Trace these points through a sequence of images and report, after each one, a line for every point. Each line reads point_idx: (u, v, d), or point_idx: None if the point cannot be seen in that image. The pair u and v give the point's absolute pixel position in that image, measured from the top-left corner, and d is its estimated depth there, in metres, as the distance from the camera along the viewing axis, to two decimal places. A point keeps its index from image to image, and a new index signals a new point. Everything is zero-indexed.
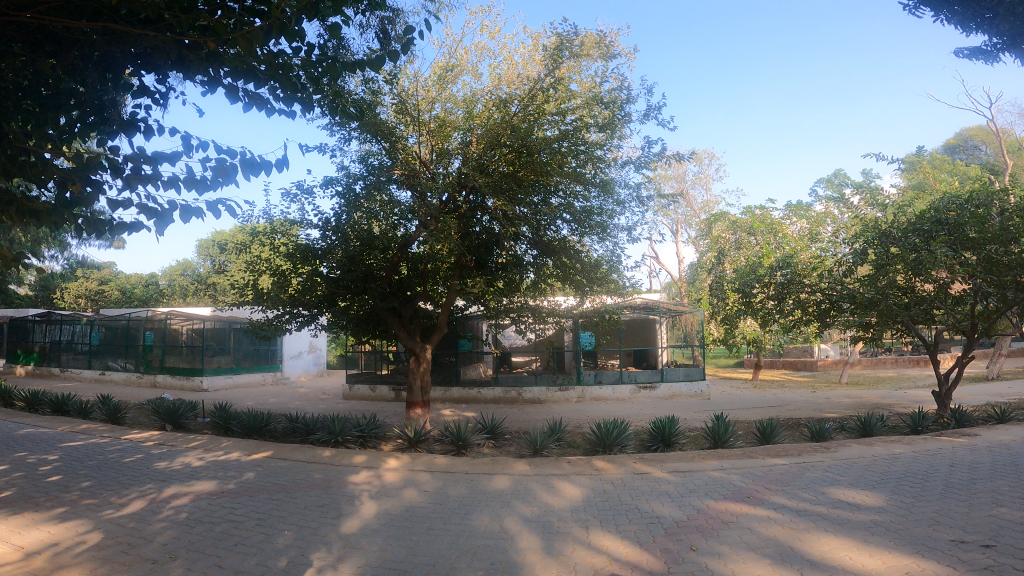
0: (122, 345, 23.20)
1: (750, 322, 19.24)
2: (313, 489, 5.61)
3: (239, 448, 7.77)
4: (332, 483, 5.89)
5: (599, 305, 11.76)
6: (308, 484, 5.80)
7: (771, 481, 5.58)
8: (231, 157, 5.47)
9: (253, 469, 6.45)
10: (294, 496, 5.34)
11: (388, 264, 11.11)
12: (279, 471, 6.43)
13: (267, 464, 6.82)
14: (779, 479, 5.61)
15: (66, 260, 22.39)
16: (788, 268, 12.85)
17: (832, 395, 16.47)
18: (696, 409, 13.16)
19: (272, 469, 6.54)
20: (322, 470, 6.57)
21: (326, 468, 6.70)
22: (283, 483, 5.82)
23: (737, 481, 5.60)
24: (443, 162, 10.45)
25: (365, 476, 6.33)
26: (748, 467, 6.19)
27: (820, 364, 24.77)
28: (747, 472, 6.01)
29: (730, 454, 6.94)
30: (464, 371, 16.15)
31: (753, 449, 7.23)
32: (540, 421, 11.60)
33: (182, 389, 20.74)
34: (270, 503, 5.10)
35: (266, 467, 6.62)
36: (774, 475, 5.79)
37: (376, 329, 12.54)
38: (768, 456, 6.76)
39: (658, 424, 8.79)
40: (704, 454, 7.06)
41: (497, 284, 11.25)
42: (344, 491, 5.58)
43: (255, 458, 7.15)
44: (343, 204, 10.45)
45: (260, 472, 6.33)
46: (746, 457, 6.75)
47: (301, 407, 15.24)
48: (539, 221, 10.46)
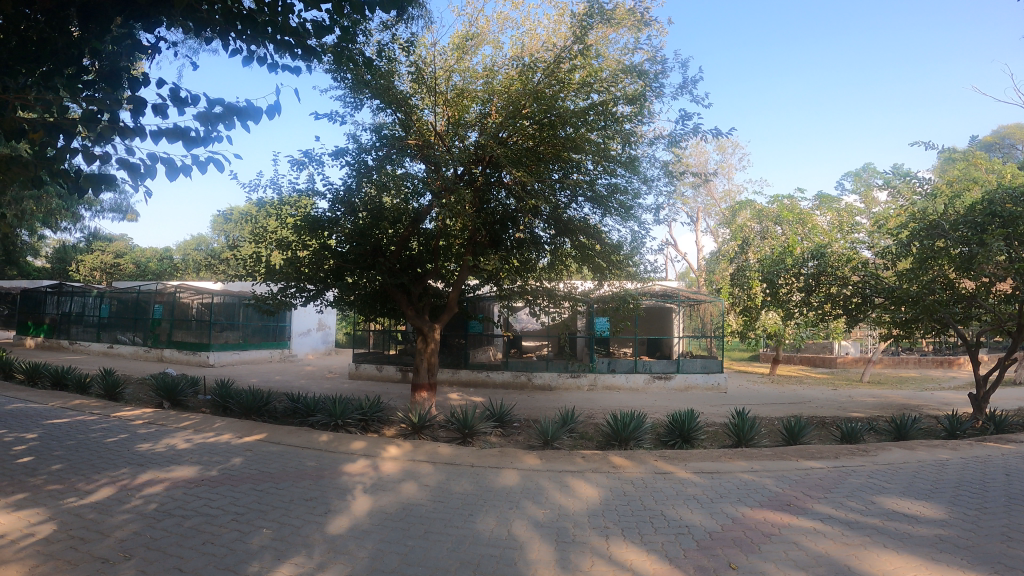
0: (131, 318, 23.10)
1: (772, 315, 18.51)
2: (303, 478, 5.18)
3: (231, 430, 7.41)
4: (325, 471, 5.45)
5: (619, 291, 11.08)
6: (298, 472, 5.37)
7: (810, 487, 5.00)
8: (218, 104, 4.90)
9: (241, 454, 6.03)
10: (280, 486, 4.91)
11: (399, 239, 10.62)
12: (268, 456, 6.03)
13: (258, 448, 6.41)
14: (820, 485, 5.03)
15: (80, 232, 22.28)
16: (819, 258, 12.18)
17: (855, 393, 15.78)
18: (713, 403, 12.64)
19: (261, 454, 6.14)
20: (316, 457, 6.13)
21: (320, 454, 6.27)
22: (271, 471, 5.41)
23: (772, 486, 5.04)
24: (460, 135, 9.88)
25: (362, 465, 5.89)
26: (781, 469, 5.64)
27: (839, 361, 24.00)
28: (781, 475, 5.45)
29: (758, 454, 6.39)
30: (473, 354, 15.70)
31: (783, 449, 6.67)
32: (551, 409, 11.10)
33: (189, 364, 20.58)
34: (254, 496, 4.66)
35: (255, 451, 6.23)
36: (813, 480, 5.22)
37: (382, 306, 12.03)
38: (800, 457, 6.18)
39: (676, 419, 8.32)
40: (729, 453, 6.51)
41: (511, 263, 10.64)
42: (337, 481, 5.13)
43: (245, 441, 6.74)
44: (354, 175, 9.87)
45: (248, 457, 5.93)
46: (776, 457, 6.19)
47: (306, 386, 14.95)
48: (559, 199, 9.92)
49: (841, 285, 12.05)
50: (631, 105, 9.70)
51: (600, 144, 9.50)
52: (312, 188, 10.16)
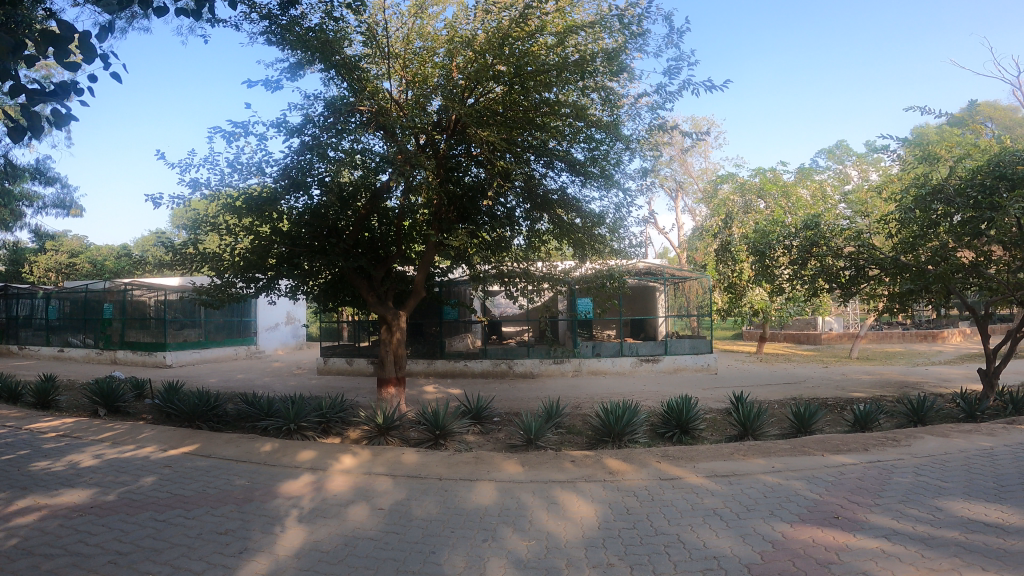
0: (81, 318, 21.51)
1: (760, 291, 17.82)
2: (224, 501, 4.23)
3: (157, 443, 6.43)
4: (255, 492, 4.50)
5: (603, 268, 10.11)
6: (221, 493, 4.44)
7: (852, 492, 4.24)
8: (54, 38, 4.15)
9: (155, 473, 5.06)
10: (191, 515, 3.97)
11: (357, 220, 9.55)
12: (189, 473, 5.07)
13: (181, 464, 5.44)
14: (865, 488, 4.29)
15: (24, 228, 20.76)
16: (812, 229, 11.33)
17: (848, 371, 15.24)
18: (705, 385, 11.96)
19: (182, 471, 5.19)
20: (251, 472, 5.15)
21: (258, 468, 5.33)
22: (188, 493, 4.46)
23: (806, 492, 4.31)
24: (424, 104, 8.71)
25: (307, 481, 4.94)
26: (803, 466, 4.96)
27: (824, 336, 23.64)
28: (811, 476, 4.73)
29: (773, 447, 5.65)
30: (450, 343, 14.68)
31: (798, 440, 5.93)
32: (534, 400, 10.20)
33: (145, 365, 19.22)
34: (151, 528, 3.78)
35: (176, 468, 5.27)
36: (850, 480, 4.48)
37: (340, 296, 10.88)
38: (825, 451, 5.47)
39: (673, 407, 7.62)
40: (741, 448, 5.75)
41: (485, 243, 9.60)
42: (269, 504, 4.19)
43: (168, 456, 5.76)
44: (301, 148, 8.71)
45: (164, 476, 4.99)
46: (797, 453, 5.44)
47: (267, 384, 13.83)
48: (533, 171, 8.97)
49: (833, 256, 11.25)
50: (608, 63, 8.62)
51: (578, 106, 8.54)
52: (254, 169, 8.99)
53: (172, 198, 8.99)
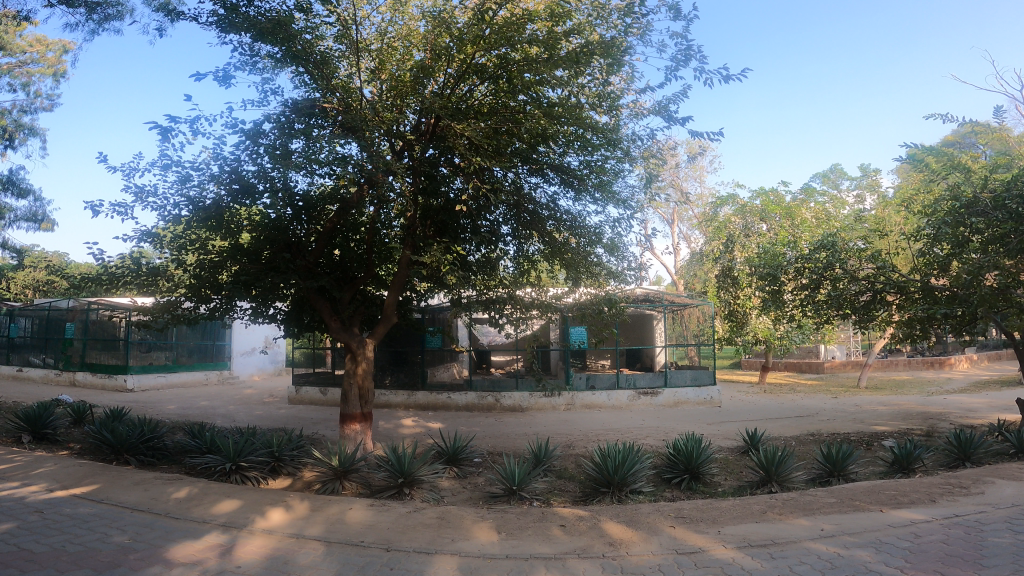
0: (40, 337, 20.13)
1: (764, 318, 16.85)
2: (81, 564, 3.42)
3: (48, 483, 5.42)
4: (129, 555, 3.59)
5: (601, 294, 8.91)
6: (78, 552, 3.61)
7: (944, 562, 3.55)
8: None
9: (9, 523, 4.11)
10: None
11: (321, 236, 8.54)
12: (56, 524, 4.16)
13: (54, 511, 4.46)
14: (957, 556, 3.66)
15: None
16: (829, 248, 10.39)
17: (861, 401, 14.28)
18: (709, 421, 10.91)
19: (51, 519, 4.26)
20: (139, 528, 4.14)
21: (157, 521, 4.33)
22: (40, 550, 3.65)
23: (880, 565, 3.51)
24: (399, 109, 7.96)
25: (209, 543, 3.91)
26: (858, 529, 4.18)
27: (827, 366, 22.65)
28: (878, 541, 3.96)
29: (814, 502, 4.84)
30: (433, 373, 13.52)
31: (841, 491, 5.22)
32: (521, 439, 9.07)
33: (103, 389, 17.88)
34: None
35: (46, 515, 4.35)
36: (934, 545, 3.84)
37: (304, 323, 9.73)
38: (882, 506, 4.72)
39: (681, 448, 6.70)
40: (772, 503, 4.87)
41: (468, 262, 8.57)
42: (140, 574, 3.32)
43: (47, 500, 4.79)
44: (260, 153, 7.76)
45: (24, 524, 4.15)
46: (847, 508, 4.67)
47: (228, 413, 12.61)
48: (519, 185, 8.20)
49: (850, 281, 10.30)
50: (605, 57, 7.69)
51: (573, 108, 7.71)
52: (204, 175, 7.97)
53: (114, 206, 7.98)
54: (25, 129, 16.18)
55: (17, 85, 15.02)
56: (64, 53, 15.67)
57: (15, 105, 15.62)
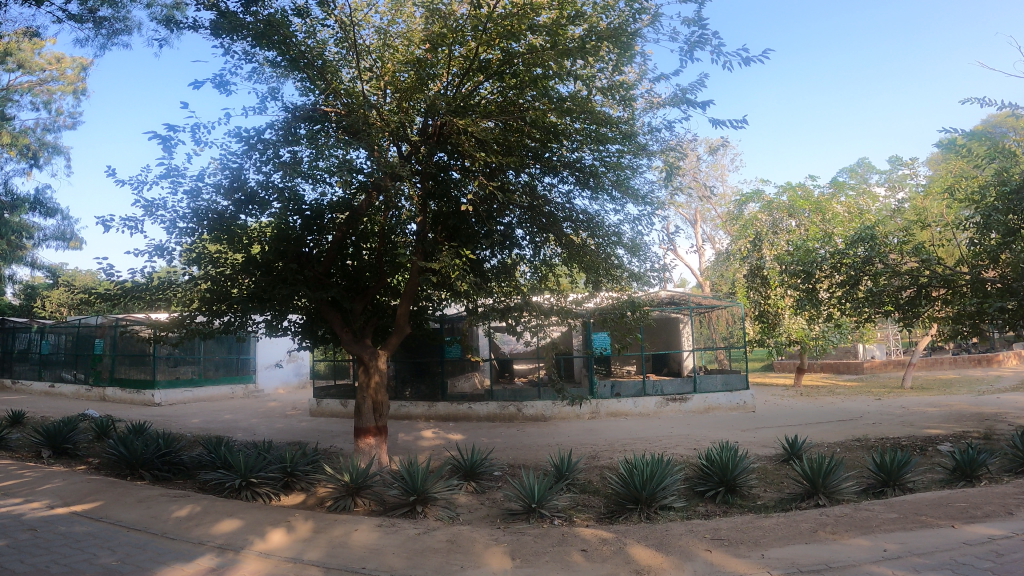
0: (72, 354, 20.53)
1: (798, 318, 16.15)
2: None
3: (51, 501, 5.35)
4: None
5: (623, 298, 8.49)
6: None
7: None
8: None
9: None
10: None
11: (332, 245, 8.34)
12: (47, 543, 4.07)
13: (47, 530, 4.38)
14: None
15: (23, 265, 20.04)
16: (869, 241, 9.81)
17: (907, 403, 13.50)
18: (744, 428, 10.33)
19: (44, 539, 4.17)
20: (129, 549, 3.99)
21: (150, 541, 4.19)
22: (22, 571, 3.58)
23: None
24: (405, 113, 7.75)
25: (200, 567, 3.72)
26: (927, 549, 3.98)
27: (867, 366, 21.65)
28: (953, 562, 3.79)
29: (873, 518, 4.63)
30: (453, 383, 13.20)
31: (902, 504, 5.07)
32: (544, 450, 8.70)
33: (132, 404, 18.10)
34: None
35: (39, 533, 4.28)
36: (1018, 564, 3.71)
37: (319, 336, 9.54)
38: (953, 522, 4.60)
39: (714, 459, 6.27)
40: (823, 521, 4.60)
41: (483, 268, 8.24)
42: None
43: (45, 518, 4.73)
44: (264, 163, 7.64)
45: (15, 543, 4.08)
46: (912, 525, 4.50)
47: (249, 426, 12.53)
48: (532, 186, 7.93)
49: (890, 276, 9.70)
50: (615, 49, 7.39)
51: (585, 104, 7.42)
52: (211, 186, 7.85)
53: (124, 220, 7.93)
54: (48, 147, 16.57)
55: (38, 103, 15.41)
56: (82, 70, 16.12)
57: (38, 124, 16.01)
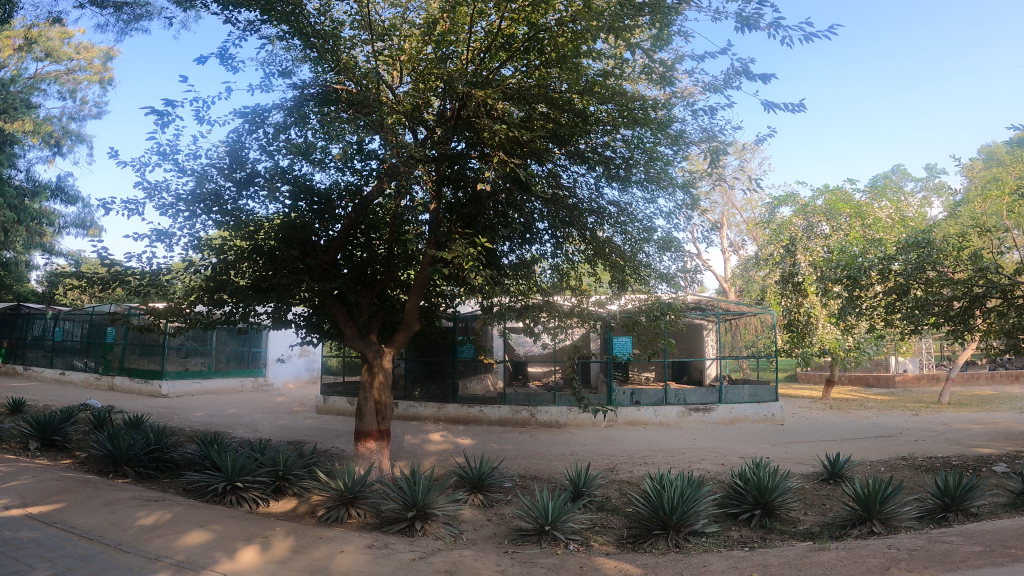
0: (84, 342, 20.40)
1: (831, 327, 15.26)
2: None
3: (10, 501, 5.12)
4: None
5: (649, 301, 7.82)
6: None
7: None
8: None
9: None
10: None
11: (338, 234, 7.75)
12: None
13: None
14: None
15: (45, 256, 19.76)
16: (921, 248, 9.03)
17: (949, 419, 12.59)
18: (774, 441, 9.59)
19: None
20: (68, 562, 3.67)
21: (98, 554, 3.87)
22: None
23: None
24: (423, 94, 7.19)
25: None
26: None
27: (899, 379, 20.59)
28: None
29: (954, 553, 4.05)
30: (464, 385, 12.62)
31: (982, 534, 4.45)
32: (559, 460, 8.06)
33: (140, 394, 17.88)
34: None
35: None
36: None
37: (324, 331, 9.00)
38: None
39: (750, 478, 5.60)
40: (894, 555, 4.06)
41: (500, 264, 7.60)
42: None
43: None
44: (269, 144, 7.15)
45: None
46: (1002, 561, 3.93)
47: (251, 422, 12.15)
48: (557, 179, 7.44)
49: (947, 285, 8.88)
50: (653, 27, 6.79)
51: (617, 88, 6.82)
52: (210, 166, 7.32)
53: (125, 203, 7.50)
54: (72, 135, 16.35)
55: (65, 92, 15.25)
56: (109, 60, 15.96)
57: (63, 113, 15.83)
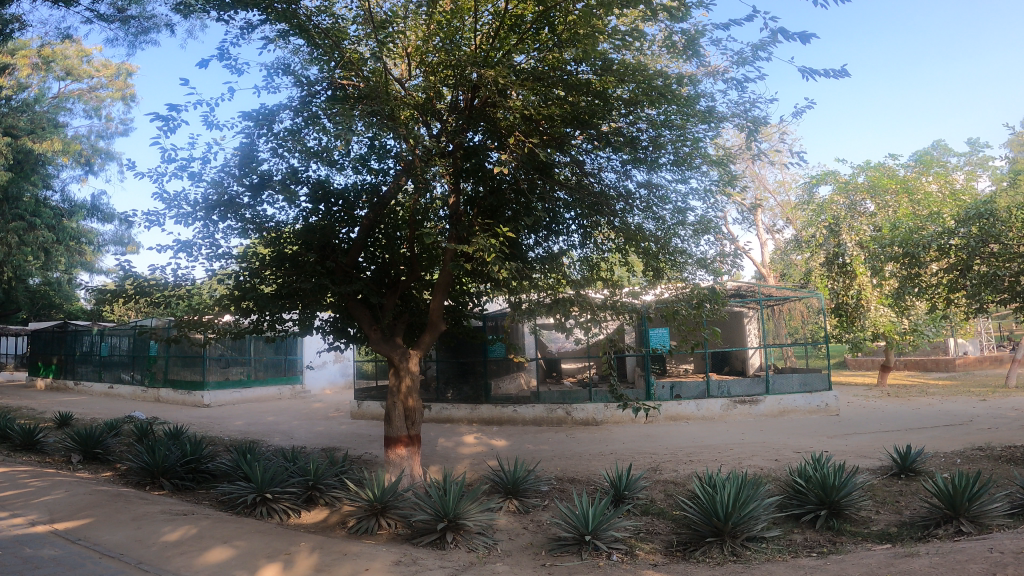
0: (128, 356, 21.02)
1: (883, 310, 14.35)
2: None
3: (40, 517, 5.08)
4: None
5: (685, 290, 7.33)
6: None
7: None
8: None
9: None
10: None
11: (357, 234, 7.53)
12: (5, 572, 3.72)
13: (15, 555, 4.05)
14: None
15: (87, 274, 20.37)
16: (986, 217, 8.24)
17: (1021, 403, 11.61)
18: (829, 433, 8.95)
19: (6, 566, 3.83)
20: None
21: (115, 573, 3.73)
22: None
23: None
24: (434, 85, 6.90)
25: None
26: None
27: (959, 363, 19.31)
28: None
29: None
30: (498, 385, 12.31)
31: None
32: (599, 460, 7.64)
33: (182, 405, 18.26)
34: None
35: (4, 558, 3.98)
36: None
37: (350, 335, 8.81)
38: None
39: (812, 475, 5.11)
40: (998, 560, 3.53)
41: (526, 258, 7.23)
42: None
43: (22, 539, 4.43)
44: (281, 147, 6.97)
45: None
46: None
47: (286, 430, 12.14)
48: (580, 165, 7.06)
49: (1014, 258, 7.95)
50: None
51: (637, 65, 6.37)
52: (222, 172, 7.21)
53: (145, 216, 7.44)
54: (102, 153, 16.77)
55: (89, 109, 15.63)
56: (129, 75, 16.35)
57: (91, 131, 16.20)
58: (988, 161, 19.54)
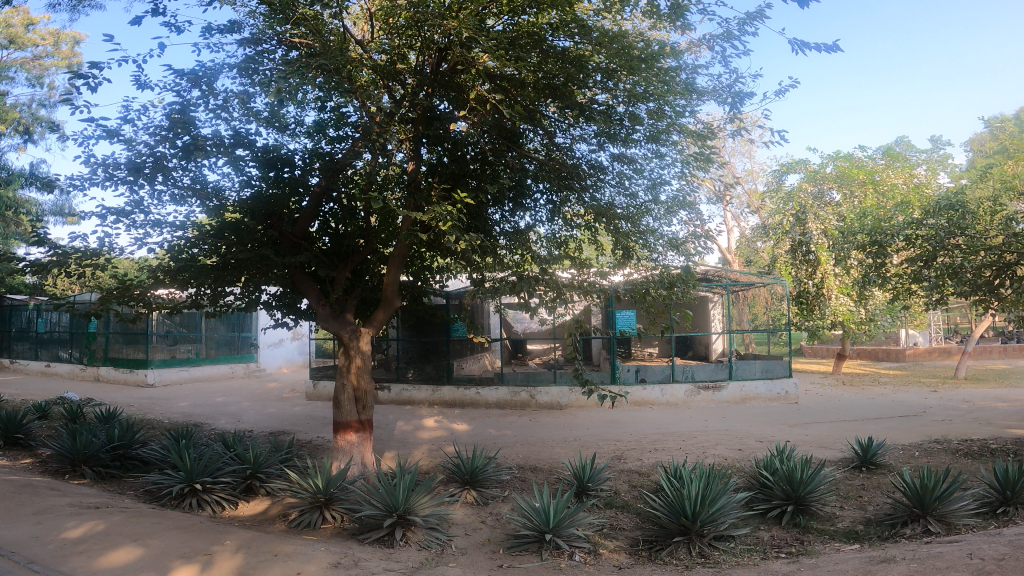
0: (67, 332, 19.70)
1: (844, 300, 14.56)
2: None
3: None
4: None
5: (655, 273, 7.05)
6: None
7: None
8: None
9: None
10: None
11: (307, 203, 6.96)
12: None
13: None
14: None
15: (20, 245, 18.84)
16: (955, 210, 8.22)
17: (969, 395, 11.98)
18: (791, 422, 8.95)
19: None
20: None
21: None
22: None
23: None
24: (395, 46, 6.35)
25: None
26: None
27: (909, 353, 20.01)
28: None
29: None
30: (460, 366, 11.94)
31: None
32: (561, 447, 7.37)
33: (125, 384, 17.24)
34: None
35: None
36: None
37: (300, 311, 8.23)
38: None
39: (781, 470, 4.95)
40: (978, 567, 3.38)
41: (490, 233, 6.81)
42: None
43: None
44: (222, 106, 6.31)
45: None
46: None
47: (235, 411, 11.47)
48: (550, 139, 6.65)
49: (979, 252, 7.97)
50: None
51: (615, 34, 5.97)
52: (154, 133, 6.52)
53: (68, 180, 6.68)
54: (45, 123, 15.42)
55: (32, 79, 14.24)
56: (76, 44, 14.97)
57: (33, 101, 14.81)
58: (948, 159, 20.02)
